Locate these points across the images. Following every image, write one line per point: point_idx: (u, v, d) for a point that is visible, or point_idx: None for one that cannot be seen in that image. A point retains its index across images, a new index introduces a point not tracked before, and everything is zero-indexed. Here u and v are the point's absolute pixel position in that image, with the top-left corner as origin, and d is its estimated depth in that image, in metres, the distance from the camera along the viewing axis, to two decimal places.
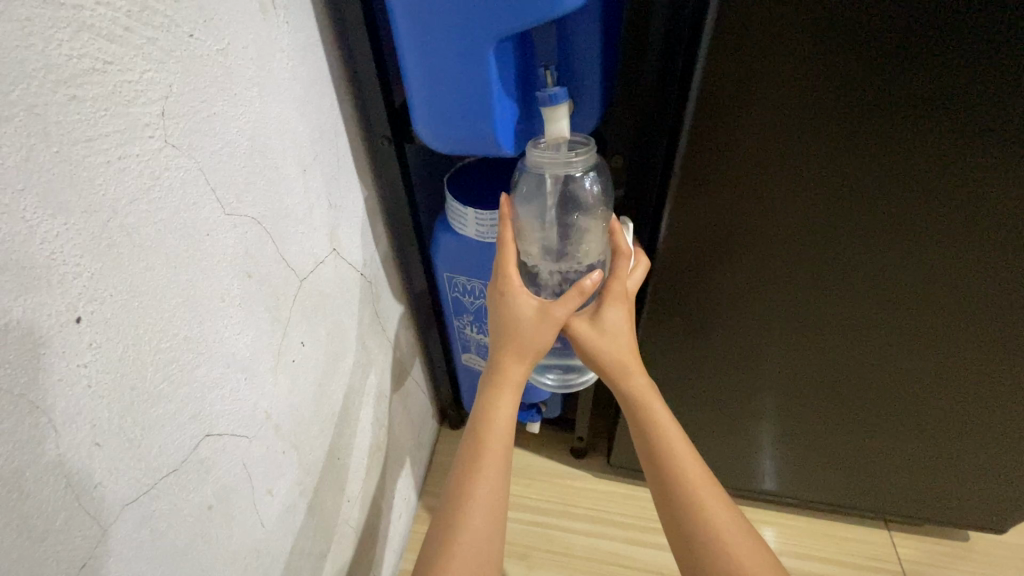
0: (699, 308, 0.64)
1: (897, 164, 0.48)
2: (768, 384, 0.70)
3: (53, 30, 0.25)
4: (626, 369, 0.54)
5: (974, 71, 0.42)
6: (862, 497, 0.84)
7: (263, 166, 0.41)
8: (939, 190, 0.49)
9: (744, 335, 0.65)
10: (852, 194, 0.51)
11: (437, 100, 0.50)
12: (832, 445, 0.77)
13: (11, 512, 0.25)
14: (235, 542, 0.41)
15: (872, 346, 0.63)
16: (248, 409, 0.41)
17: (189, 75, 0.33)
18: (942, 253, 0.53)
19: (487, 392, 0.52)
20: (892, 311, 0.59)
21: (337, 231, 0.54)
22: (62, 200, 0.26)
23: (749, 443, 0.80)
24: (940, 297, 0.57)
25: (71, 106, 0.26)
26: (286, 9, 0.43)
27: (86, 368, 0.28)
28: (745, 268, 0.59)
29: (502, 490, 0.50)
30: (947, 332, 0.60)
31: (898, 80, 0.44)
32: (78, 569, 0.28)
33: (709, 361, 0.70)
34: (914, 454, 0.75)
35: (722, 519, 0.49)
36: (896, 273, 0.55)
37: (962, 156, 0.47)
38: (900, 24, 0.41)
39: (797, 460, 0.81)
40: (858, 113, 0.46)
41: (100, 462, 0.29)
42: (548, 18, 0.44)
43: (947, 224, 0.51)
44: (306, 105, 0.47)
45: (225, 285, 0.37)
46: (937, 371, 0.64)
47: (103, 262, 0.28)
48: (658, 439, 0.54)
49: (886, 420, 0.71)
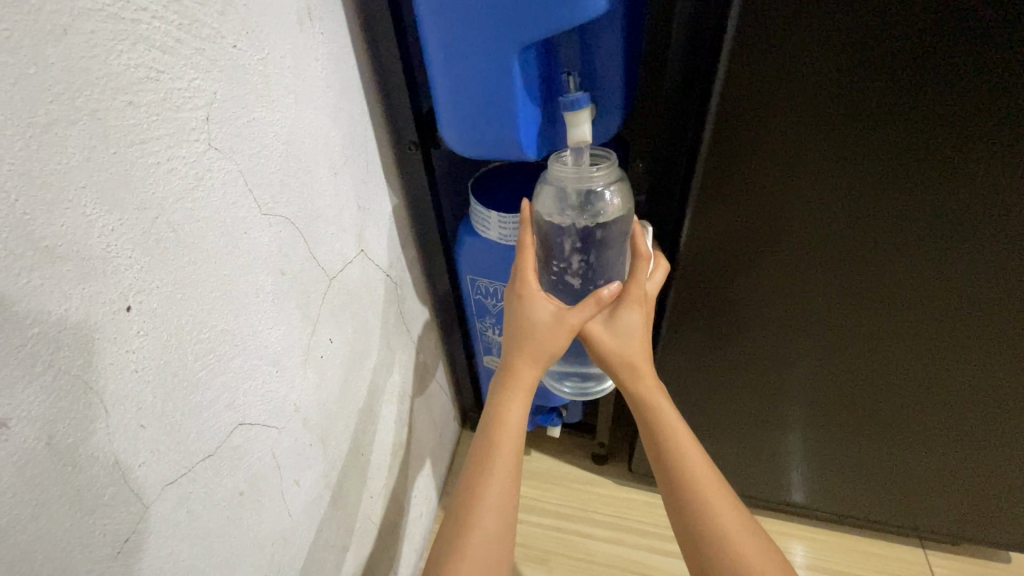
0: (724, 314, 0.63)
1: (920, 172, 0.47)
2: (792, 394, 0.69)
3: (113, 43, 0.27)
4: (636, 371, 0.54)
5: (993, 76, 0.42)
6: (896, 513, 0.81)
7: (297, 169, 0.43)
8: (965, 199, 0.48)
9: (766, 342, 0.64)
10: (874, 203, 0.50)
11: (461, 106, 0.51)
12: (861, 459, 0.75)
13: (65, 484, 0.27)
14: (265, 528, 0.43)
15: (899, 355, 0.61)
16: (279, 400, 0.43)
17: (232, 83, 0.35)
18: (967, 261, 0.52)
19: (498, 394, 0.53)
20: (919, 319, 0.57)
21: (364, 233, 0.56)
22: (118, 197, 0.28)
23: (777, 454, 0.79)
24: (965, 309, 0.55)
25: (127, 111, 0.28)
26: (321, 21, 0.46)
27: (134, 354, 0.30)
28: (769, 277, 0.58)
29: (510, 492, 0.50)
30: (977, 343, 0.58)
31: (918, 85, 0.43)
32: (123, 542, 0.30)
33: (732, 369, 0.69)
34: (945, 470, 0.72)
35: (730, 525, 0.48)
36: (922, 280, 0.54)
37: (981, 165, 0.46)
38: (918, 32, 0.41)
39: (826, 472, 0.79)
40: (881, 121, 0.45)
41: (144, 443, 0.31)
42: (572, 24, 0.44)
43: (970, 231, 0.50)
44: (339, 111, 0.49)
45: (260, 280, 0.39)
46: (960, 385, 0.62)
47: (152, 256, 0.30)
48: (667, 439, 0.53)
49: (913, 435, 0.69)
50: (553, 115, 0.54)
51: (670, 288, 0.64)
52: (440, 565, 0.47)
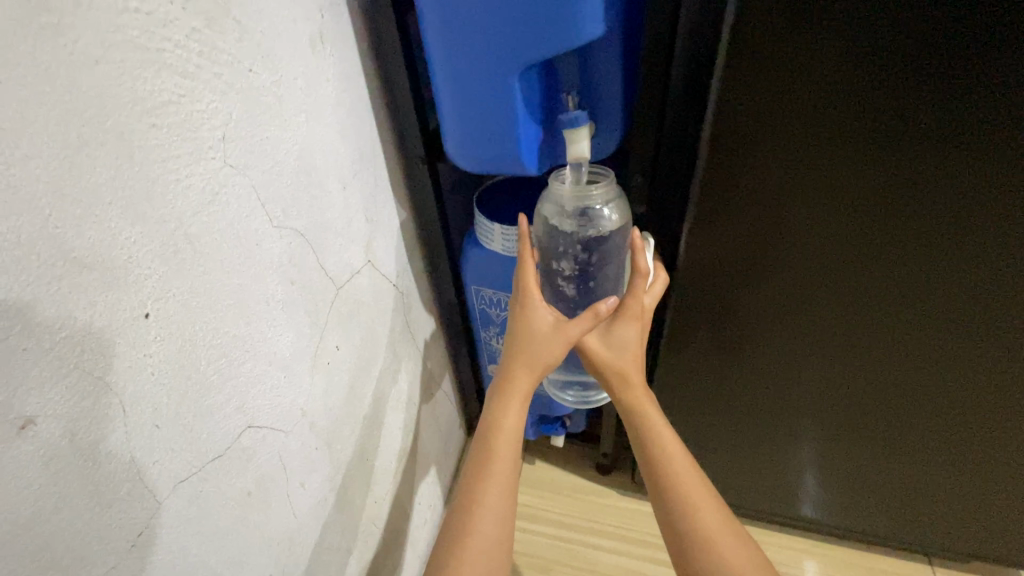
0: (727, 327, 0.64)
1: (921, 189, 0.47)
2: (801, 408, 0.69)
3: (139, 70, 0.29)
4: (630, 384, 0.55)
5: (988, 96, 0.41)
6: (910, 529, 0.80)
7: (308, 183, 0.45)
8: (970, 216, 0.47)
9: (770, 356, 0.65)
10: (878, 221, 0.50)
11: (465, 124, 0.53)
12: (873, 474, 0.74)
13: (85, 478, 0.29)
14: (272, 528, 0.45)
15: (903, 368, 0.61)
16: (287, 404, 0.45)
17: (247, 104, 0.37)
18: (972, 278, 0.51)
19: (494, 402, 0.54)
20: (921, 334, 0.57)
21: (372, 244, 0.58)
22: (139, 211, 0.30)
23: (784, 467, 0.78)
24: (970, 326, 0.55)
25: (150, 132, 0.30)
26: (332, 43, 0.48)
27: (151, 358, 0.32)
28: (773, 292, 0.59)
29: (506, 498, 0.51)
30: (983, 359, 0.57)
31: (914, 103, 0.43)
32: (136, 536, 0.32)
33: (740, 382, 0.69)
34: (955, 486, 0.72)
35: (719, 535, 0.49)
36: (924, 296, 0.54)
37: (975, 183, 0.46)
38: (916, 52, 0.41)
39: (840, 487, 0.78)
40: (880, 139, 0.45)
41: (158, 442, 0.33)
42: (570, 46, 0.46)
43: (972, 247, 0.49)
44: (348, 128, 0.52)
45: (271, 289, 0.41)
46: (963, 400, 0.62)
47: (170, 266, 0.32)
48: (659, 451, 0.54)
49: (920, 449, 0.69)
50: (553, 132, 0.55)
51: (670, 301, 0.65)
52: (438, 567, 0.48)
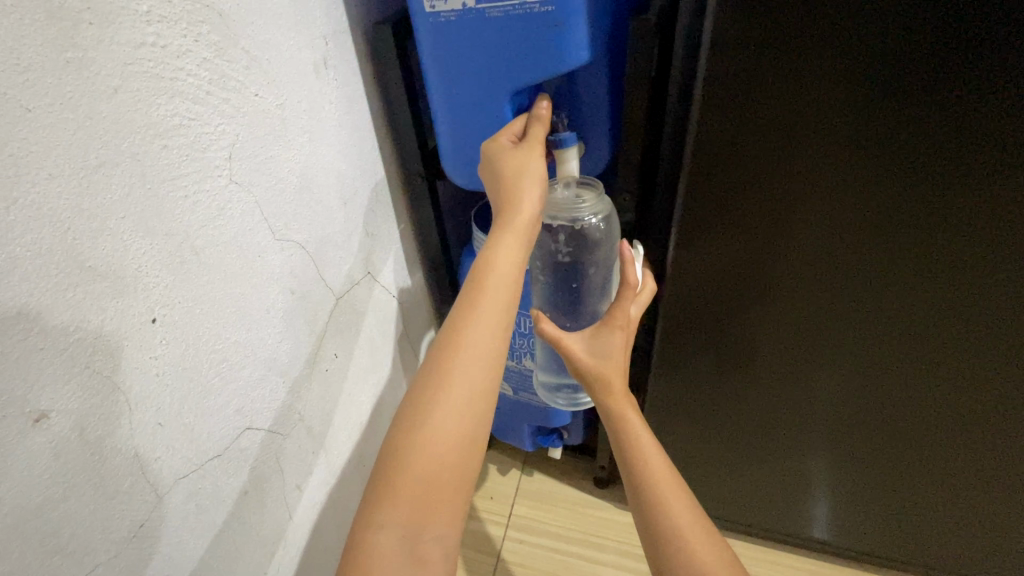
0: (722, 349, 0.62)
1: (911, 208, 0.45)
2: (806, 436, 0.67)
3: (153, 97, 0.32)
4: (611, 391, 0.56)
5: (991, 119, 0.40)
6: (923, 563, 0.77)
7: (309, 200, 0.48)
8: (968, 236, 0.46)
9: (767, 381, 0.62)
10: (871, 240, 0.48)
11: (461, 142, 0.56)
12: (882, 506, 0.71)
13: (92, 471, 0.31)
14: (266, 528, 0.47)
15: (903, 395, 0.58)
16: (284, 409, 0.47)
17: (252, 126, 0.40)
18: (971, 300, 0.49)
19: (496, 236, 0.43)
20: (918, 366, 0.56)
21: (372, 256, 0.61)
22: (149, 225, 0.33)
23: (782, 494, 0.76)
24: (971, 352, 0.53)
25: (162, 153, 0.33)
26: (336, 69, 0.51)
27: (157, 360, 0.34)
28: (770, 317, 0.57)
29: (502, 349, 0.40)
30: (984, 386, 0.55)
31: (902, 117, 0.41)
32: (138, 527, 0.34)
33: (740, 408, 0.67)
34: (966, 519, 0.68)
35: (692, 537, 0.49)
36: (921, 327, 0.52)
37: (976, 198, 0.44)
38: (893, 71, 0.40)
39: (850, 518, 0.75)
40: (866, 156, 0.44)
41: (159, 440, 0.35)
42: (557, 71, 0.49)
43: (970, 269, 0.47)
44: (350, 147, 0.54)
45: (271, 299, 0.44)
46: (964, 429, 0.59)
47: (176, 276, 0.35)
48: (640, 458, 0.55)
49: (927, 480, 0.66)
50: None
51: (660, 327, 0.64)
52: (403, 428, 0.37)
